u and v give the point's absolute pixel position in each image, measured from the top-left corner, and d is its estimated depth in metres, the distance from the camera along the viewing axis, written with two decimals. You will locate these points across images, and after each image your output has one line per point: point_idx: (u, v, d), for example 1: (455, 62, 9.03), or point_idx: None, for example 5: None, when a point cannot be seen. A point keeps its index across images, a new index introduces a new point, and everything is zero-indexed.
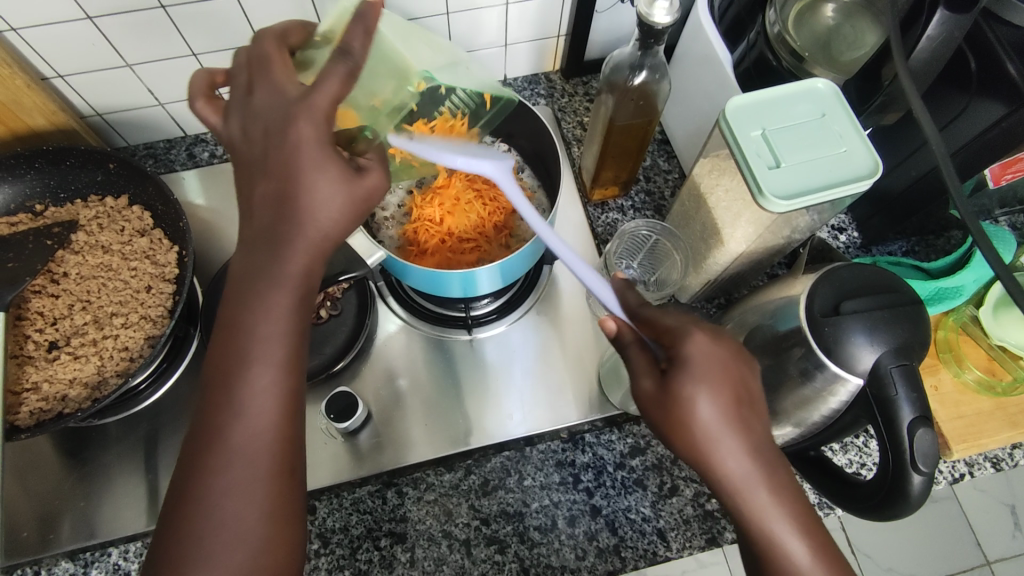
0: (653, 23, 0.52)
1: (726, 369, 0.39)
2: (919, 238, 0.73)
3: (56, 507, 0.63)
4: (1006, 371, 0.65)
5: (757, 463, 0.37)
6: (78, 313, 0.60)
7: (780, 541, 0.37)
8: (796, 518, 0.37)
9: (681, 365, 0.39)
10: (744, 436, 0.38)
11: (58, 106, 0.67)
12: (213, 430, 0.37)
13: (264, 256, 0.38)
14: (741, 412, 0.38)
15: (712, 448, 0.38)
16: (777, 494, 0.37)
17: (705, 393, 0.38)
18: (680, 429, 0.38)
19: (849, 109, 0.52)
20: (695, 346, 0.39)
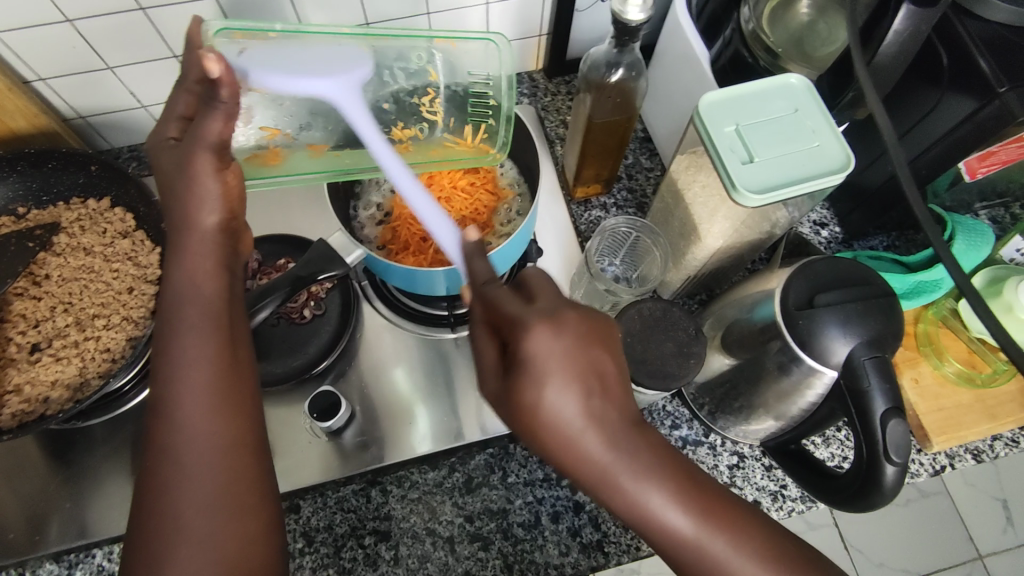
0: (627, 21, 0.53)
1: (566, 363, 0.38)
2: (899, 232, 0.74)
3: (41, 509, 0.63)
4: (986, 364, 0.66)
5: (616, 448, 0.37)
6: (60, 316, 0.61)
7: (652, 514, 0.37)
8: (662, 483, 0.38)
9: (518, 360, 0.38)
10: (599, 420, 0.38)
11: (40, 109, 0.67)
12: (161, 426, 0.38)
13: (183, 268, 0.42)
14: (593, 396, 0.38)
15: (569, 438, 0.37)
16: (635, 465, 0.37)
17: (551, 391, 0.37)
18: (539, 424, 0.38)
19: (822, 104, 0.52)
20: (534, 338, 0.38)
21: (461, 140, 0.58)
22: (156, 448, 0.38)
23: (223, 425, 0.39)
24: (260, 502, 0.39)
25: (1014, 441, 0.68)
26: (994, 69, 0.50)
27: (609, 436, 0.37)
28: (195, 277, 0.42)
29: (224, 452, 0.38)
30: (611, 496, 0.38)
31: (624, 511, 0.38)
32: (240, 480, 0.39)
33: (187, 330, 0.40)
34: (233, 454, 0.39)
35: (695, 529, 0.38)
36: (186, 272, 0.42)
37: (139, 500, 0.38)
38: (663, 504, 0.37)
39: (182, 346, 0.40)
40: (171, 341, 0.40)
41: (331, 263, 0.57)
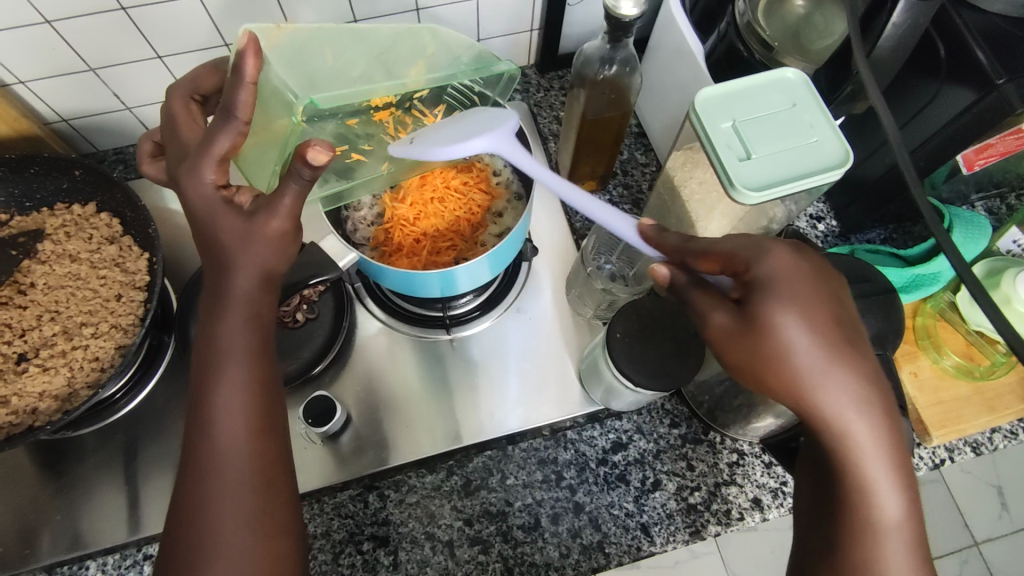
0: (620, 16, 0.52)
1: (803, 286, 0.39)
2: (896, 225, 0.73)
3: (33, 520, 0.62)
4: (984, 356, 0.66)
5: (861, 398, 0.37)
6: (47, 324, 0.59)
7: (870, 485, 0.38)
8: (889, 448, 0.38)
9: (762, 287, 0.39)
10: (844, 362, 0.37)
11: (21, 113, 0.65)
12: (199, 448, 0.40)
13: (218, 292, 0.41)
14: (831, 337, 0.38)
15: (804, 381, 0.38)
16: (870, 422, 0.37)
17: (791, 315, 0.38)
18: (778, 364, 0.38)
19: (819, 98, 0.51)
20: (770, 268, 0.39)
21: (431, 114, 0.59)
22: (196, 467, 0.39)
23: (257, 452, 0.40)
24: (288, 522, 0.41)
25: (1013, 433, 0.68)
26: (991, 61, 0.50)
27: (859, 382, 0.37)
28: (233, 314, 0.41)
29: (259, 474, 0.40)
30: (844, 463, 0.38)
31: (849, 468, 0.38)
32: (273, 501, 0.40)
33: (230, 356, 0.41)
34: (265, 475, 0.40)
35: (904, 512, 0.38)
36: (223, 294, 0.41)
37: (174, 514, 0.40)
38: (885, 476, 0.38)
39: (222, 374, 0.40)
40: (214, 366, 0.40)
41: (323, 268, 0.56)
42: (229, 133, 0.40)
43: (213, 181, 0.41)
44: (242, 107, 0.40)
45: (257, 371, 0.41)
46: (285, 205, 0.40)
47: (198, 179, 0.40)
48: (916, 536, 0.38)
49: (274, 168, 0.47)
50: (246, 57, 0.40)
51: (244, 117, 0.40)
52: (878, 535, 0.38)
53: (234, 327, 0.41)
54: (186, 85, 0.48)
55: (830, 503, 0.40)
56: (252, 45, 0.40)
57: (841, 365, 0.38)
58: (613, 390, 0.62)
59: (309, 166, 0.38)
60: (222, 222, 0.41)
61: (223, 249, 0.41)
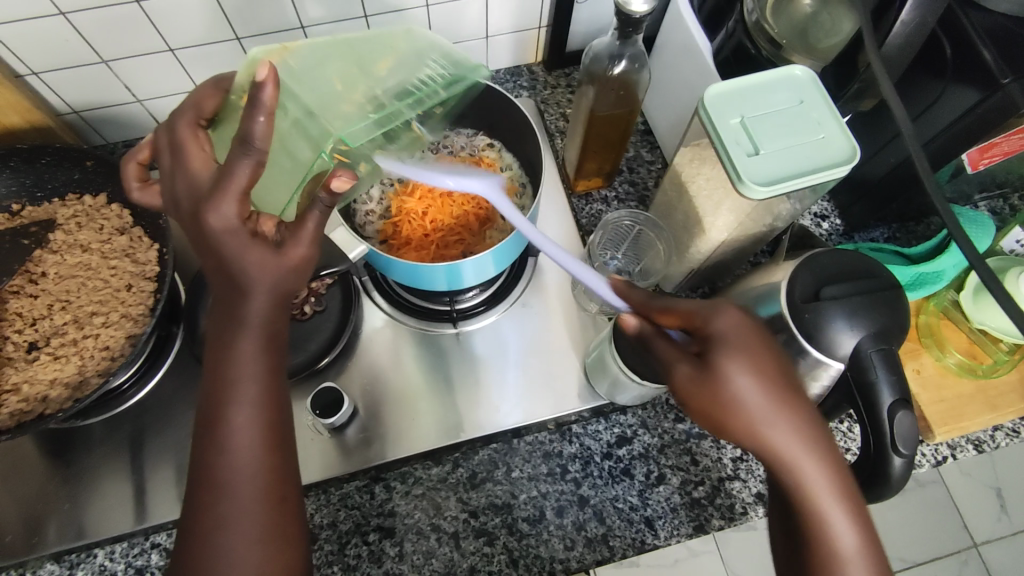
0: (631, 12, 0.52)
1: (755, 341, 0.41)
2: (900, 224, 0.74)
3: (40, 510, 0.62)
4: (987, 355, 0.66)
5: (808, 443, 0.39)
6: (57, 313, 0.60)
7: (824, 520, 0.39)
8: (840, 486, 0.39)
9: (720, 341, 0.41)
10: (792, 411, 0.39)
11: (33, 104, 0.66)
12: (213, 466, 0.40)
13: (234, 317, 0.41)
14: (782, 387, 0.40)
15: (749, 423, 0.39)
16: (812, 465, 0.39)
17: (737, 367, 0.40)
18: (726, 411, 0.40)
19: (827, 95, 0.52)
20: (726, 322, 0.41)
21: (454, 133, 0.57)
22: (209, 486, 0.40)
23: (269, 469, 0.41)
24: (299, 544, 0.42)
25: (1015, 432, 0.68)
26: (996, 60, 0.50)
27: (803, 429, 0.39)
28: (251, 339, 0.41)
29: (271, 493, 0.41)
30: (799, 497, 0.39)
31: (803, 508, 0.39)
32: (284, 520, 0.41)
33: (244, 377, 0.41)
34: (277, 493, 0.41)
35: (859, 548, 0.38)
36: (241, 319, 0.41)
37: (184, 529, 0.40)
38: (840, 516, 0.38)
39: (237, 393, 0.41)
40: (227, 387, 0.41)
41: None
42: (247, 162, 0.37)
43: (235, 214, 0.39)
44: (262, 138, 0.37)
45: (269, 391, 0.42)
46: (307, 230, 0.42)
47: (220, 212, 0.38)
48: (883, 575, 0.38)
49: (291, 197, 0.45)
50: (266, 85, 0.37)
51: (263, 146, 0.38)
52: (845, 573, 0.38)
53: (251, 350, 0.41)
54: (191, 111, 0.44)
55: (793, 540, 0.41)
56: (271, 77, 0.38)
57: (785, 410, 0.39)
58: (618, 383, 0.62)
59: (333, 192, 0.43)
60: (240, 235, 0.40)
61: (239, 271, 0.40)
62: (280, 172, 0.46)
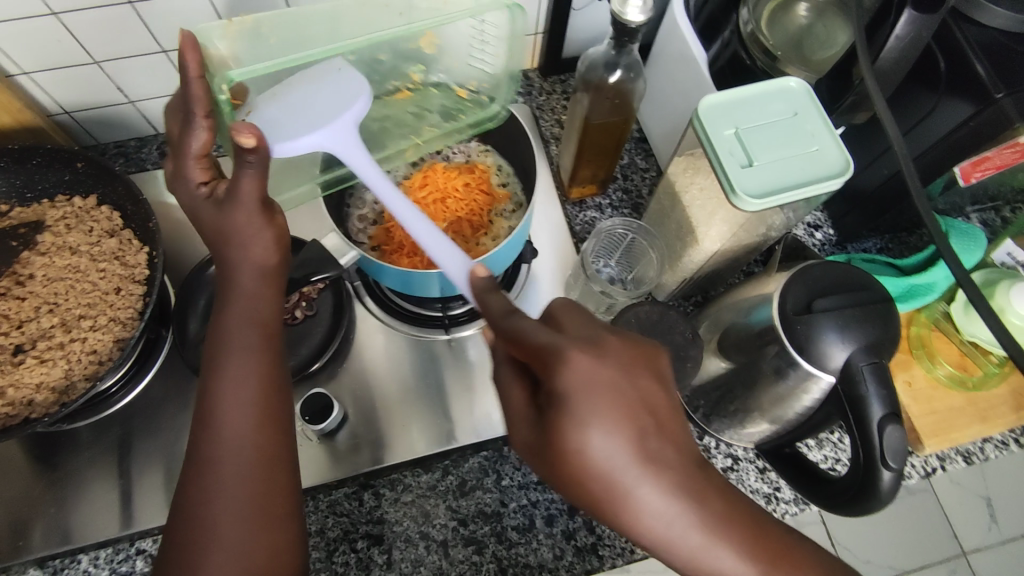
0: (627, 22, 0.52)
1: (604, 387, 0.37)
2: (892, 235, 0.74)
3: (26, 513, 0.61)
4: (977, 367, 0.66)
5: (673, 497, 0.37)
6: (45, 316, 0.59)
7: (705, 567, 0.37)
8: (726, 537, 0.37)
9: (559, 399, 0.37)
10: (650, 459, 0.37)
11: (24, 104, 0.65)
12: (203, 439, 0.41)
13: (232, 293, 0.44)
14: (643, 445, 0.37)
15: (626, 493, 0.37)
16: (693, 529, 0.37)
17: (595, 431, 0.37)
18: (575, 479, 0.38)
19: (821, 108, 0.52)
20: (574, 363, 0.38)
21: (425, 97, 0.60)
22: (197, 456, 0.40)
23: (260, 439, 0.41)
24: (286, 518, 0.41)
25: (1003, 444, 0.68)
26: (990, 75, 0.50)
27: (665, 481, 0.37)
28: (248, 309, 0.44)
29: (257, 468, 0.40)
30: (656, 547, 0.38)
31: (686, 564, 0.38)
32: (269, 494, 0.41)
33: (233, 352, 0.42)
34: (263, 470, 0.41)
35: None
36: (230, 298, 0.44)
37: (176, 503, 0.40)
38: (727, 564, 0.37)
39: (225, 369, 0.42)
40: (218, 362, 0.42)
41: (325, 264, 0.56)
42: (194, 133, 0.43)
43: (198, 178, 0.45)
44: (199, 102, 0.42)
45: (258, 369, 0.42)
46: (244, 190, 0.42)
47: (186, 177, 0.45)
48: None
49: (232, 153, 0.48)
50: (186, 56, 0.41)
51: (201, 110, 0.43)
52: None
53: (239, 322, 0.43)
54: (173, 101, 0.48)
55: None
56: (191, 45, 0.41)
57: (641, 467, 0.37)
58: None
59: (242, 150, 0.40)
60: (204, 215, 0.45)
61: (225, 252, 0.44)
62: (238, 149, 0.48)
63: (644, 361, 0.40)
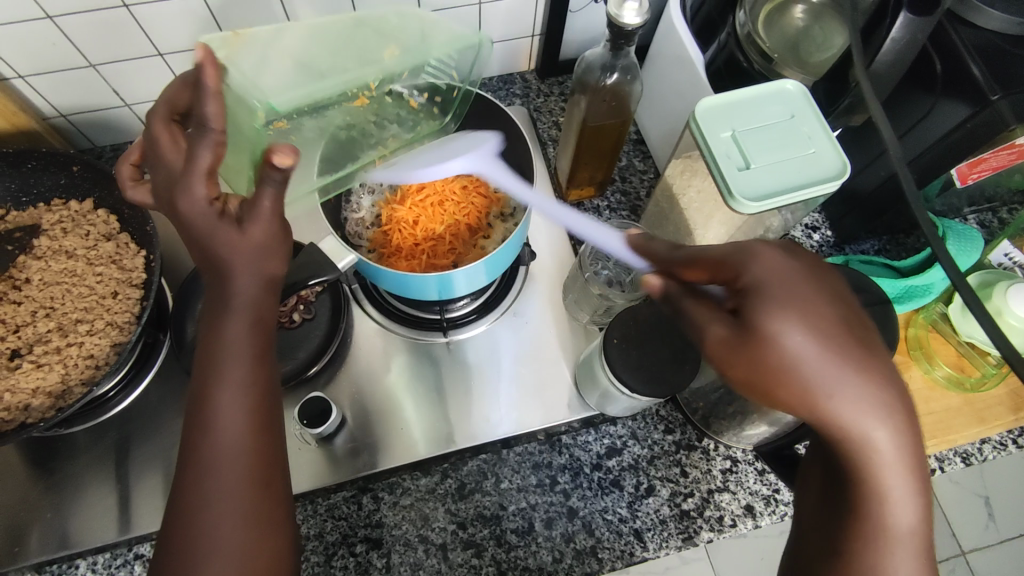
0: (623, 25, 0.52)
1: (802, 284, 0.35)
2: (889, 236, 0.74)
3: (23, 518, 0.61)
4: (974, 368, 0.66)
5: (880, 402, 0.33)
6: (41, 321, 0.59)
7: (880, 471, 0.35)
8: (909, 444, 0.34)
9: (756, 291, 0.34)
10: (867, 369, 0.33)
11: (19, 108, 0.65)
12: (199, 447, 0.40)
13: (222, 302, 0.41)
14: (840, 340, 0.34)
15: (821, 395, 0.33)
16: (903, 437, 0.34)
17: (793, 325, 0.33)
18: (792, 389, 0.33)
19: (818, 110, 0.52)
20: (761, 263, 0.35)
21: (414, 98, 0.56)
22: (193, 466, 0.39)
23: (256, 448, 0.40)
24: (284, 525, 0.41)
25: (1002, 444, 0.68)
26: (986, 77, 0.50)
27: (879, 391, 0.33)
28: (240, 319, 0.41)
29: (258, 476, 0.40)
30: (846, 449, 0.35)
31: (856, 468, 0.35)
32: (269, 500, 0.40)
33: (228, 360, 0.41)
34: (260, 478, 0.40)
35: (904, 490, 0.35)
36: (226, 304, 0.41)
37: (171, 515, 0.40)
38: (903, 489, 0.35)
39: (224, 376, 0.40)
40: (216, 369, 0.40)
41: (321, 267, 0.56)
42: (206, 144, 0.38)
43: (204, 196, 0.39)
44: (214, 118, 0.38)
45: (256, 377, 0.41)
46: (265, 209, 0.40)
47: (191, 195, 0.39)
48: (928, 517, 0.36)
49: (248, 174, 0.46)
50: (205, 67, 0.38)
51: (218, 127, 0.38)
52: (877, 508, 0.36)
53: (235, 330, 0.41)
54: (162, 107, 0.41)
55: (838, 501, 0.38)
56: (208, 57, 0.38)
57: (845, 365, 0.33)
58: (610, 395, 0.62)
59: (277, 169, 0.38)
60: (213, 232, 0.40)
61: (220, 259, 0.40)
62: (237, 153, 0.46)
63: (815, 263, 0.36)
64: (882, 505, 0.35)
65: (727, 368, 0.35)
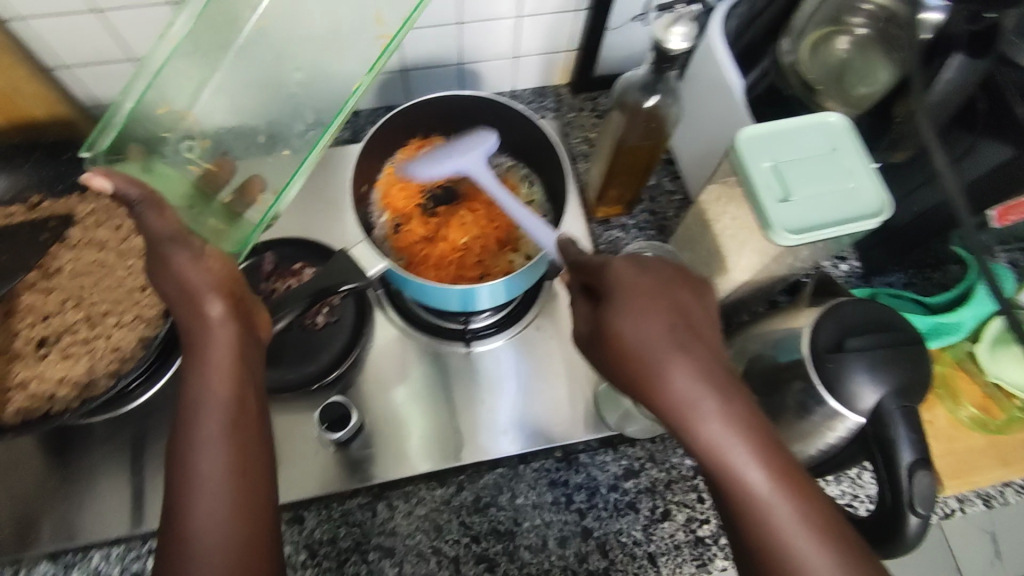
0: (669, 49, 0.52)
1: (651, 284, 0.42)
2: (918, 271, 0.73)
3: (36, 507, 0.61)
4: (1001, 411, 0.65)
5: (700, 375, 0.38)
6: (70, 311, 0.60)
7: (730, 462, 0.37)
8: (742, 426, 0.38)
9: (607, 294, 0.43)
10: (692, 350, 0.39)
11: (58, 97, 0.67)
12: (179, 527, 0.38)
13: (197, 371, 0.42)
14: (681, 325, 0.40)
15: (691, 407, 0.38)
16: (737, 426, 0.38)
17: (625, 311, 0.41)
18: (667, 385, 0.39)
19: (860, 144, 0.52)
20: (616, 269, 0.43)
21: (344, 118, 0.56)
22: (178, 548, 0.38)
23: (241, 522, 0.39)
24: None
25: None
26: None
27: (700, 366, 0.39)
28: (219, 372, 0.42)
29: (244, 555, 0.38)
30: (698, 445, 0.38)
31: (711, 465, 0.38)
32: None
33: (208, 431, 0.40)
34: (251, 557, 0.38)
35: (772, 488, 0.37)
36: (203, 369, 0.42)
37: None
38: (753, 466, 0.37)
39: (200, 449, 0.40)
40: (191, 442, 0.40)
41: (351, 276, 0.56)
42: None
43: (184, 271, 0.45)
44: None
45: (238, 444, 0.41)
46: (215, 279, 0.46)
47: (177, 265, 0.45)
48: (808, 520, 0.37)
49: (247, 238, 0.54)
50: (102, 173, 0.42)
51: None
52: (764, 515, 0.37)
53: (213, 399, 0.41)
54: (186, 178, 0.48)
55: (723, 506, 0.39)
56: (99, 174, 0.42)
57: (678, 346, 0.39)
58: (631, 415, 0.63)
59: None
60: (193, 291, 0.44)
61: (189, 290, 0.44)
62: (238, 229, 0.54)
63: (684, 278, 0.44)
64: (749, 512, 0.37)
65: (592, 353, 0.44)
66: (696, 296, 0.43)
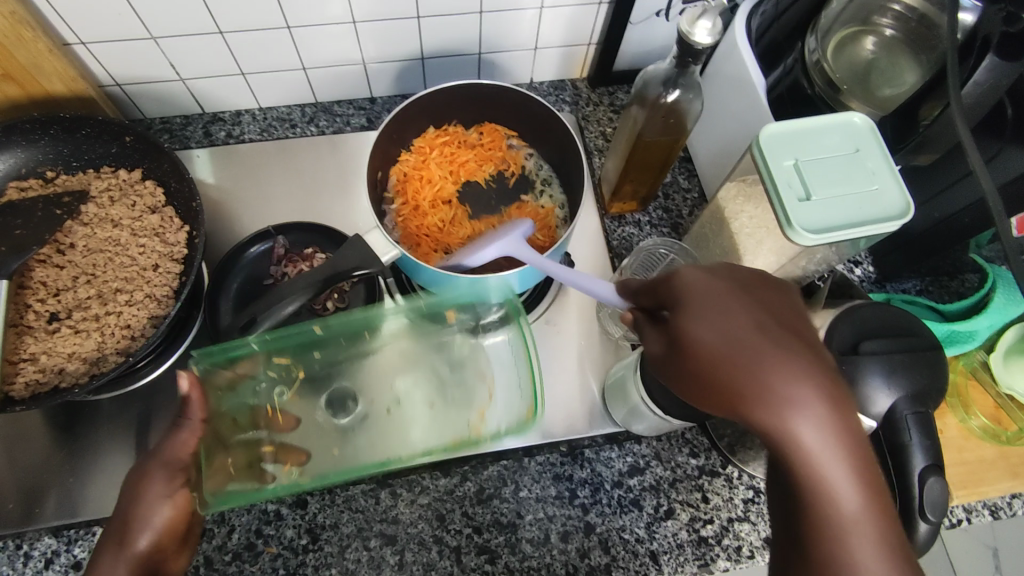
0: (693, 43, 0.52)
1: (728, 293, 0.38)
2: (933, 277, 0.73)
3: (41, 481, 0.62)
4: (1012, 421, 0.65)
5: (806, 381, 0.34)
6: (82, 287, 0.60)
7: (827, 481, 0.34)
8: (844, 444, 0.34)
9: (680, 300, 0.39)
10: (790, 354, 0.35)
11: (78, 73, 0.66)
12: None
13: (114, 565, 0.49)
14: (772, 329, 0.36)
15: (789, 413, 0.34)
16: (839, 438, 0.34)
17: (704, 315, 0.37)
18: (762, 393, 0.35)
19: (883, 146, 0.51)
20: (689, 277, 0.40)
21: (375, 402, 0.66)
22: None
23: None
24: None
25: None
26: None
27: (802, 373, 0.35)
28: None
29: None
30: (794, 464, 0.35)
31: (804, 477, 0.34)
32: None
33: None
34: None
35: (866, 512, 0.34)
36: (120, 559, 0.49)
37: None
38: (848, 484, 0.34)
39: None
40: None
41: (366, 262, 0.56)
42: None
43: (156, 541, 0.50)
44: None
45: None
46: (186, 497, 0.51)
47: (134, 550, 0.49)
48: (895, 547, 0.34)
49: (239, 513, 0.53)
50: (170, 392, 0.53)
51: None
52: (854, 544, 0.33)
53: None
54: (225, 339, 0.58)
55: (795, 530, 0.36)
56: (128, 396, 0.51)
57: (773, 345, 0.35)
58: (638, 413, 0.62)
59: None
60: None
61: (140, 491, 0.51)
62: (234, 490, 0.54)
63: (762, 278, 0.40)
64: (836, 539, 0.34)
65: (668, 367, 0.40)
66: (778, 296, 0.39)
